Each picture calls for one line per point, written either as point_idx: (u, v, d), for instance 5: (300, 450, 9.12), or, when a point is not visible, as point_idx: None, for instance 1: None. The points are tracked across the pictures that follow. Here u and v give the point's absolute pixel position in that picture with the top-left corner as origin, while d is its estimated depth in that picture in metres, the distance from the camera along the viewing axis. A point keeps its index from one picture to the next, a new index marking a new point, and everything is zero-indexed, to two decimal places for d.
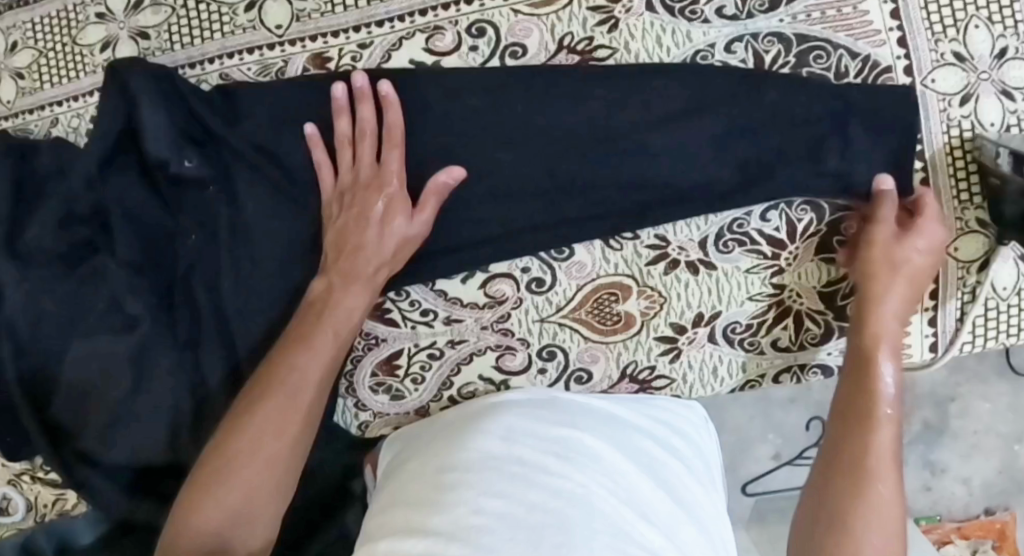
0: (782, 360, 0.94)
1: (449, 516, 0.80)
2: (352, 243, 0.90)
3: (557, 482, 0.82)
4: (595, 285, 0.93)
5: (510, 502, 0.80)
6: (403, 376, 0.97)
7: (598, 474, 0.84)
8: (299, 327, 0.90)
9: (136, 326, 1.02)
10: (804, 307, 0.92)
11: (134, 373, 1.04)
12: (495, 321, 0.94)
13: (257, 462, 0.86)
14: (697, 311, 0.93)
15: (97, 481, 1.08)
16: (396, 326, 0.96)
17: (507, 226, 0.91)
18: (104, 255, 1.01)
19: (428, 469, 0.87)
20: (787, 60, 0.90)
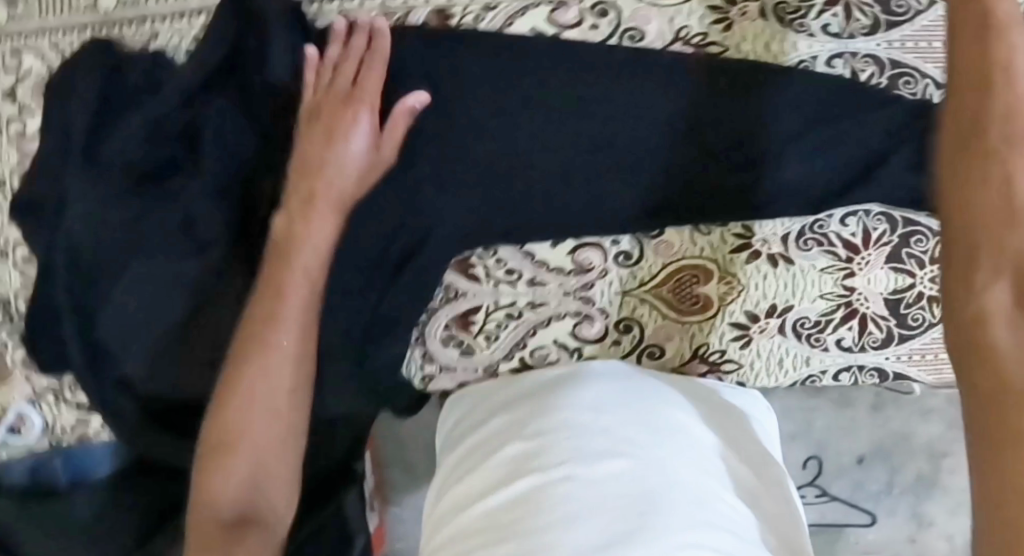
0: (844, 359, 0.99)
1: (529, 501, 0.84)
2: (317, 161, 0.92)
3: (640, 462, 0.86)
4: (679, 265, 0.97)
5: (587, 485, 0.84)
6: (477, 332, 0.98)
7: (675, 452, 0.87)
8: (263, 334, 0.92)
9: (207, 252, 1.01)
10: (869, 311, 0.98)
11: (193, 300, 1.03)
12: (578, 288, 0.97)
13: (257, 458, 0.91)
14: (771, 302, 0.97)
15: (129, 409, 1.07)
16: (478, 282, 0.98)
17: (606, 200, 0.95)
18: (186, 176, 1.00)
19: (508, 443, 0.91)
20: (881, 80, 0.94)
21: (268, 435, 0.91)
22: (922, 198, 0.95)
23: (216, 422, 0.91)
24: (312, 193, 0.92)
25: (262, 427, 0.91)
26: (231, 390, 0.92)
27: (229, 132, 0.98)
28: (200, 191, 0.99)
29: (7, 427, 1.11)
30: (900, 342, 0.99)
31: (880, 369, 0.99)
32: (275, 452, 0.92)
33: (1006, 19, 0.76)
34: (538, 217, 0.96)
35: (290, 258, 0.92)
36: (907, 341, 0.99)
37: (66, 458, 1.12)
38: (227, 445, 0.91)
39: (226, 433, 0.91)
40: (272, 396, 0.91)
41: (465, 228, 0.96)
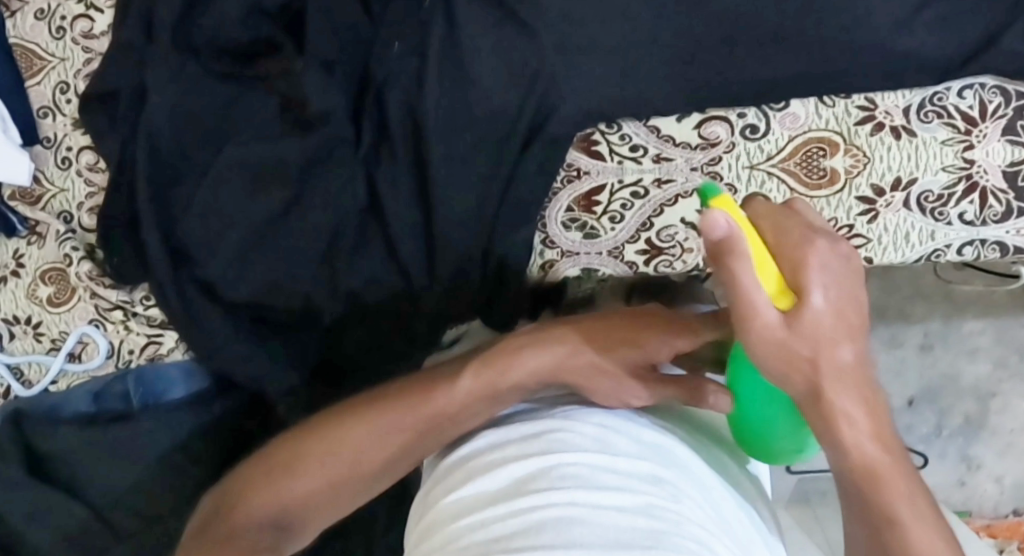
0: (967, 233, 0.98)
1: (523, 528, 0.79)
2: (639, 341, 0.91)
3: (644, 495, 0.81)
4: (806, 138, 0.95)
5: (587, 509, 0.79)
6: (601, 213, 0.95)
7: (682, 490, 0.83)
8: (438, 401, 0.90)
9: (303, 136, 0.96)
10: (989, 183, 0.98)
11: (290, 194, 0.97)
12: (706, 163, 0.94)
13: (343, 479, 0.89)
14: (896, 174, 0.96)
15: (217, 316, 1.01)
16: (602, 160, 0.94)
17: (733, 76, 0.92)
18: (287, 58, 0.96)
19: (496, 475, 0.84)
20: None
21: (313, 491, 0.88)
22: None
23: (336, 418, 0.91)
24: (599, 363, 0.90)
25: (312, 478, 0.88)
26: (360, 407, 0.91)
27: (333, 11, 0.95)
28: (303, 71, 0.95)
29: (68, 353, 1.04)
30: (1020, 216, 0.98)
31: (1001, 244, 0.99)
32: (361, 473, 0.89)
33: (804, 284, 0.71)
34: (664, 92, 0.92)
35: (563, 369, 0.90)
36: None
37: (137, 379, 1.04)
38: (331, 445, 0.89)
39: (326, 430, 0.90)
40: (396, 411, 0.90)
41: (582, 102, 0.93)
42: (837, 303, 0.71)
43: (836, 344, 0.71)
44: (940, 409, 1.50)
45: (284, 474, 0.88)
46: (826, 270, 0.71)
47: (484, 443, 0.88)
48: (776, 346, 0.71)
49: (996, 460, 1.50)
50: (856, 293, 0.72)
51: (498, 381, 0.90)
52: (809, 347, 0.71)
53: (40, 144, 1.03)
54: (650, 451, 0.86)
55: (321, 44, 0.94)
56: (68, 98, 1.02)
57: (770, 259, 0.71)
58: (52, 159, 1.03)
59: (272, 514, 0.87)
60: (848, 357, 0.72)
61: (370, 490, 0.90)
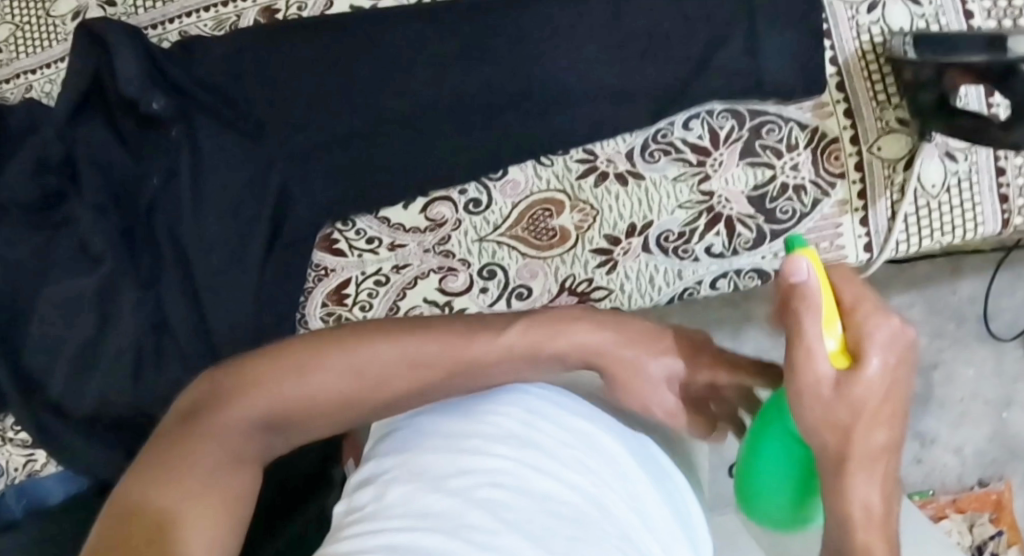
0: (718, 267, 0.96)
1: (457, 510, 0.63)
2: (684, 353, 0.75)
3: (582, 481, 0.67)
4: (529, 202, 0.96)
5: (525, 501, 0.64)
6: (351, 304, 1.00)
7: (642, 451, 0.72)
8: (476, 342, 0.74)
9: (99, 265, 1.06)
10: (734, 211, 0.95)
11: (98, 317, 1.07)
12: (436, 244, 0.98)
13: (340, 408, 0.74)
14: (629, 221, 0.96)
15: (65, 435, 1.08)
16: (343, 256, 1.00)
17: (451, 150, 0.96)
18: (74, 202, 1.06)
19: (436, 451, 0.68)
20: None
21: (307, 409, 0.73)
22: (760, 83, 0.94)
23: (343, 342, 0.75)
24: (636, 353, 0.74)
25: (319, 387, 0.73)
26: (400, 329, 0.75)
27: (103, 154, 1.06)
28: (83, 213, 1.04)
29: None
30: (773, 239, 0.95)
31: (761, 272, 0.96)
32: (366, 403, 0.74)
33: (866, 353, 0.61)
34: (387, 175, 0.97)
35: (600, 350, 0.74)
36: (781, 236, 0.95)
37: (19, 493, 1.14)
38: (354, 367, 0.74)
39: (328, 352, 0.74)
40: (430, 345, 0.75)
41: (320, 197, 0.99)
42: (893, 381, 0.62)
43: (881, 425, 0.62)
44: None
45: (271, 384, 0.73)
46: (893, 348, 0.61)
47: (429, 422, 0.71)
48: (819, 405, 0.62)
49: (949, 432, 1.36)
50: (910, 379, 0.63)
51: (540, 341, 0.74)
52: (849, 415, 0.62)
53: None
54: (628, 413, 0.76)
55: (93, 188, 1.04)
56: None
57: (838, 315, 0.62)
58: None
59: (261, 422, 0.73)
60: (881, 441, 0.63)
61: (360, 418, 0.75)
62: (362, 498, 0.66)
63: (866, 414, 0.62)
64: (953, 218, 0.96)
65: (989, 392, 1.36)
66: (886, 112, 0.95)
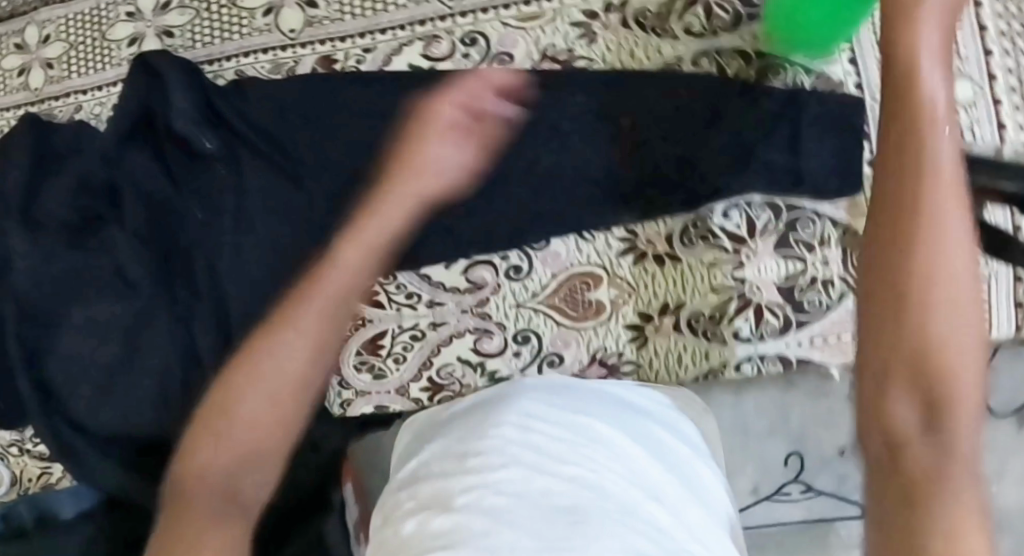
0: (744, 350, 1.00)
1: (476, 495, 0.78)
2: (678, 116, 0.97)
3: (571, 469, 0.80)
4: (569, 274, 1.00)
5: (527, 477, 0.79)
6: (386, 355, 1.03)
7: (626, 430, 0.87)
8: (332, 299, 0.93)
9: (133, 292, 1.06)
10: (764, 299, 0.99)
11: (127, 342, 1.07)
12: (474, 305, 1.01)
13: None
14: (663, 300, 0.99)
15: (87, 451, 1.10)
16: (383, 308, 1.02)
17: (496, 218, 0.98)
18: (113, 228, 1.06)
19: (451, 444, 0.87)
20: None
21: None
22: (802, 180, 0.96)
23: (345, 227, 0.84)
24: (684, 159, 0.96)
25: None
26: None
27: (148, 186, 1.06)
28: (124, 241, 1.05)
29: None
30: (798, 327, 0.99)
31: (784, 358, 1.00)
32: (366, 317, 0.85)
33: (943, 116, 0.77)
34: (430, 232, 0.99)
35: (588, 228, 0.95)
36: (807, 326, 0.99)
37: (30, 505, 1.14)
38: None
39: (374, 209, 0.86)
40: (291, 338, 0.93)
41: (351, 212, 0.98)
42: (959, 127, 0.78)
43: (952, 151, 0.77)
44: None
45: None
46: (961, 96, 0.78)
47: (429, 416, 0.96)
48: None
49: None
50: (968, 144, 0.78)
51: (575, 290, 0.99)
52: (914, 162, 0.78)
53: None
54: (616, 400, 0.91)
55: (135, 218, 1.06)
56: None
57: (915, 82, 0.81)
58: None
59: None
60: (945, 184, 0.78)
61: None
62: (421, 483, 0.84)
63: (968, 395, 0.62)
64: None
65: None
66: None
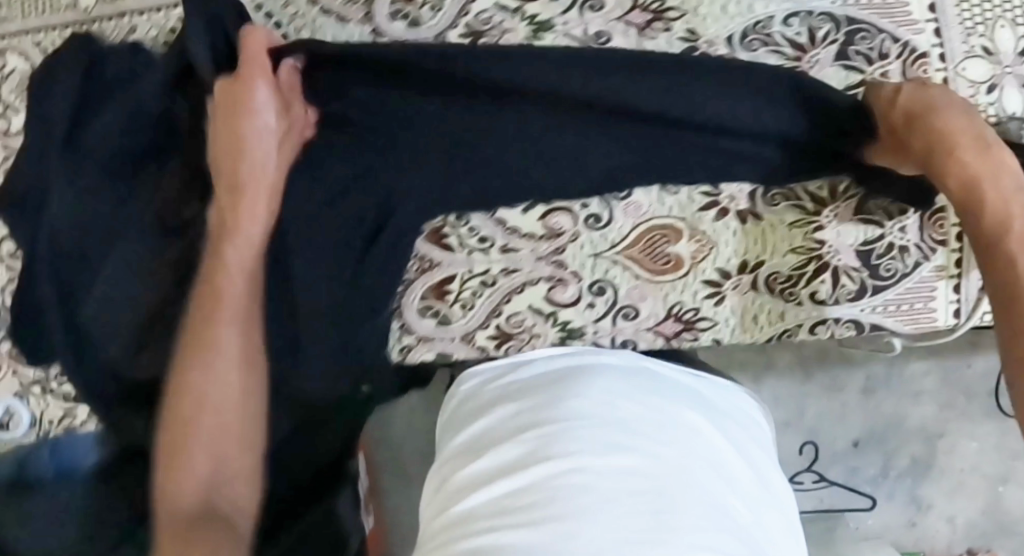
0: (818, 313, 0.99)
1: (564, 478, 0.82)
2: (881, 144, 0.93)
3: (654, 456, 0.84)
4: (649, 225, 0.98)
5: (614, 461, 0.83)
6: (453, 301, 0.99)
7: (701, 418, 0.91)
8: (232, 287, 0.93)
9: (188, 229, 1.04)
10: (841, 263, 0.98)
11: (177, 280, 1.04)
12: (550, 253, 0.98)
13: (238, 376, 0.94)
14: (742, 258, 0.98)
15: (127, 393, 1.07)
16: (453, 251, 0.99)
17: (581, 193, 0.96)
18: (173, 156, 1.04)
19: (530, 408, 0.90)
20: (816, 56, 0.99)
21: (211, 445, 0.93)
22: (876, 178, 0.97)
23: (223, 204, 0.92)
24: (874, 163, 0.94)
25: (212, 425, 0.93)
26: (203, 324, 0.93)
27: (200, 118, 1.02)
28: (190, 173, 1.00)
29: None
30: (873, 293, 0.99)
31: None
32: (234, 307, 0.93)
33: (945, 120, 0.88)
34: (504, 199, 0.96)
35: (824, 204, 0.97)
36: (881, 292, 0.99)
37: (51, 450, 1.11)
38: (201, 403, 0.93)
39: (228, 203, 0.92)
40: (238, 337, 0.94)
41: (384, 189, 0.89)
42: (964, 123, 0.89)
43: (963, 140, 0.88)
44: (887, 451, 1.44)
45: (202, 383, 0.93)
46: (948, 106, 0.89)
47: (499, 363, 0.97)
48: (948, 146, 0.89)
49: (947, 500, 1.44)
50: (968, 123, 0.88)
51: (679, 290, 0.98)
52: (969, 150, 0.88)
53: None
54: (688, 386, 0.95)
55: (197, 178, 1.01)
56: None
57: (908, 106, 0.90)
58: None
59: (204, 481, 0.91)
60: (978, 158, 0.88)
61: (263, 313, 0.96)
62: (495, 450, 0.88)
63: None
64: None
65: (991, 469, 1.42)
66: None
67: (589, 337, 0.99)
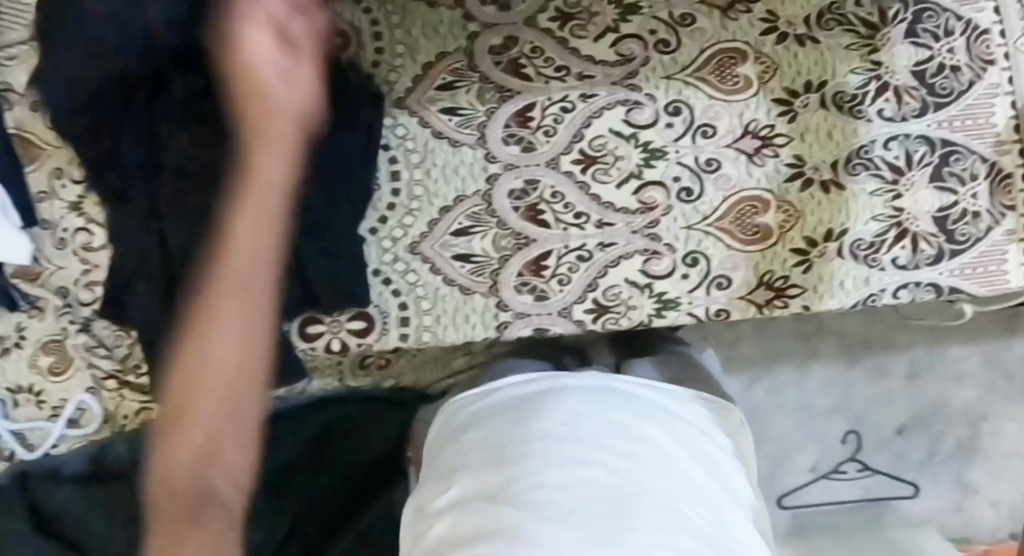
0: (901, 277, 1.03)
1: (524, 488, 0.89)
2: None
3: (610, 466, 0.91)
4: (739, 196, 1.02)
5: (578, 475, 0.89)
6: (549, 277, 1.01)
7: (666, 435, 0.98)
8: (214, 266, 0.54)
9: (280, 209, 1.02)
10: (920, 229, 1.03)
11: None
12: (644, 226, 1.01)
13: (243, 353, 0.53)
14: (827, 227, 1.02)
15: None
16: (548, 227, 1.01)
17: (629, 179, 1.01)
18: None
19: (511, 425, 0.97)
20: (887, 33, 1.04)
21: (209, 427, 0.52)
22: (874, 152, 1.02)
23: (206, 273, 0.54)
24: None
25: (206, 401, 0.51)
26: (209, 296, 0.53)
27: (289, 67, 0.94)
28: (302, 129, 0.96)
29: (67, 418, 1.11)
30: (951, 257, 1.03)
31: (856, 431, 1.47)
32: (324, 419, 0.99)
33: None
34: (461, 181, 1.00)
35: None
36: (957, 256, 1.03)
37: (132, 442, 1.12)
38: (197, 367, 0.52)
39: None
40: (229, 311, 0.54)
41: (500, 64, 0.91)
42: None
43: None
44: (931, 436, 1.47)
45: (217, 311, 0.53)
46: None
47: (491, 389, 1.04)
48: None
49: (991, 485, 1.49)
50: None
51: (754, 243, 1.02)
52: None
53: (40, 225, 1.05)
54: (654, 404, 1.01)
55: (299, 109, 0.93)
56: (64, 183, 1.04)
57: None
58: (49, 241, 1.05)
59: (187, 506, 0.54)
60: None
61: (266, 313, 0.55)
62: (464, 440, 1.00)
63: None
64: None
65: None
66: None
67: (684, 307, 1.01)
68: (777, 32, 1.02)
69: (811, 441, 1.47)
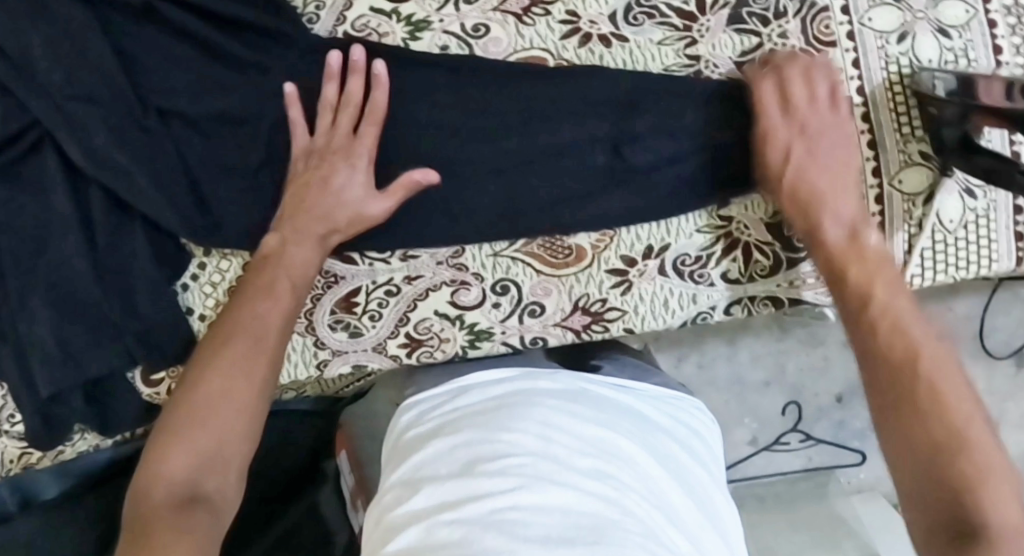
0: (732, 292, 0.99)
1: (490, 505, 0.75)
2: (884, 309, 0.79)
3: (588, 485, 0.78)
4: (558, 254, 0.98)
5: (542, 496, 0.76)
6: (360, 313, 0.98)
7: (639, 444, 0.86)
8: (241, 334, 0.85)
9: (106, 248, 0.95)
10: (752, 238, 0.97)
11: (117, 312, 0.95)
12: (450, 256, 0.97)
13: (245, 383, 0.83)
14: (646, 243, 0.97)
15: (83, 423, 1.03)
16: (355, 264, 0.97)
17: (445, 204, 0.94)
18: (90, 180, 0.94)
19: (470, 442, 0.83)
20: (706, 22, 0.94)
21: (225, 420, 0.80)
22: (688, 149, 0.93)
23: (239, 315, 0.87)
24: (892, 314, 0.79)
25: (221, 376, 0.83)
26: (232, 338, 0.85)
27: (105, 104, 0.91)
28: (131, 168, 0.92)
29: None
30: (787, 266, 0.98)
31: (796, 401, 1.40)
32: (249, 423, 0.81)
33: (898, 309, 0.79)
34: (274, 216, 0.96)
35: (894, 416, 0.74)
36: (798, 265, 0.98)
37: (11, 487, 1.09)
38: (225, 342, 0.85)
39: (166, 449, 0.79)
40: (239, 346, 0.85)
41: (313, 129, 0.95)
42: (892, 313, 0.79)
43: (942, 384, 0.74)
44: None
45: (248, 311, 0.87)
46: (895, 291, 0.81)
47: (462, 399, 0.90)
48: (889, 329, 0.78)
49: None
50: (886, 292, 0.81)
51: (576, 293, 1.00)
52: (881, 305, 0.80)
53: None
54: (626, 413, 0.91)
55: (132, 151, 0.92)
56: None
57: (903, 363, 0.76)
58: None
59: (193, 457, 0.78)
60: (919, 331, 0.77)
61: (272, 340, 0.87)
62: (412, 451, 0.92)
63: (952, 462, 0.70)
64: (967, 252, 0.98)
65: None
66: (910, 145, 0.94)
67: (497, 337, 1.00)
68: (579, 34, 0.94)
69: (747, 413, 1.39)
